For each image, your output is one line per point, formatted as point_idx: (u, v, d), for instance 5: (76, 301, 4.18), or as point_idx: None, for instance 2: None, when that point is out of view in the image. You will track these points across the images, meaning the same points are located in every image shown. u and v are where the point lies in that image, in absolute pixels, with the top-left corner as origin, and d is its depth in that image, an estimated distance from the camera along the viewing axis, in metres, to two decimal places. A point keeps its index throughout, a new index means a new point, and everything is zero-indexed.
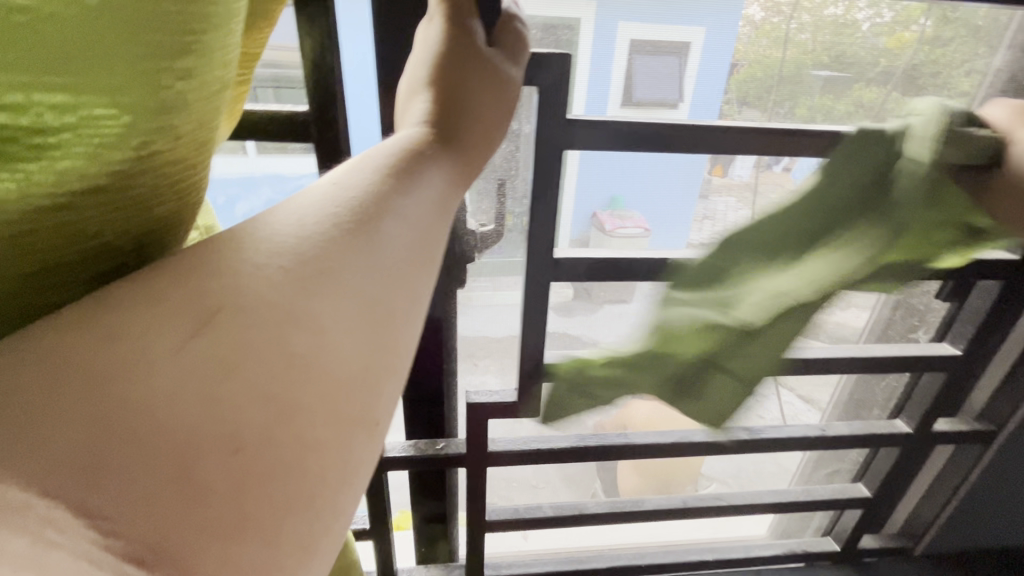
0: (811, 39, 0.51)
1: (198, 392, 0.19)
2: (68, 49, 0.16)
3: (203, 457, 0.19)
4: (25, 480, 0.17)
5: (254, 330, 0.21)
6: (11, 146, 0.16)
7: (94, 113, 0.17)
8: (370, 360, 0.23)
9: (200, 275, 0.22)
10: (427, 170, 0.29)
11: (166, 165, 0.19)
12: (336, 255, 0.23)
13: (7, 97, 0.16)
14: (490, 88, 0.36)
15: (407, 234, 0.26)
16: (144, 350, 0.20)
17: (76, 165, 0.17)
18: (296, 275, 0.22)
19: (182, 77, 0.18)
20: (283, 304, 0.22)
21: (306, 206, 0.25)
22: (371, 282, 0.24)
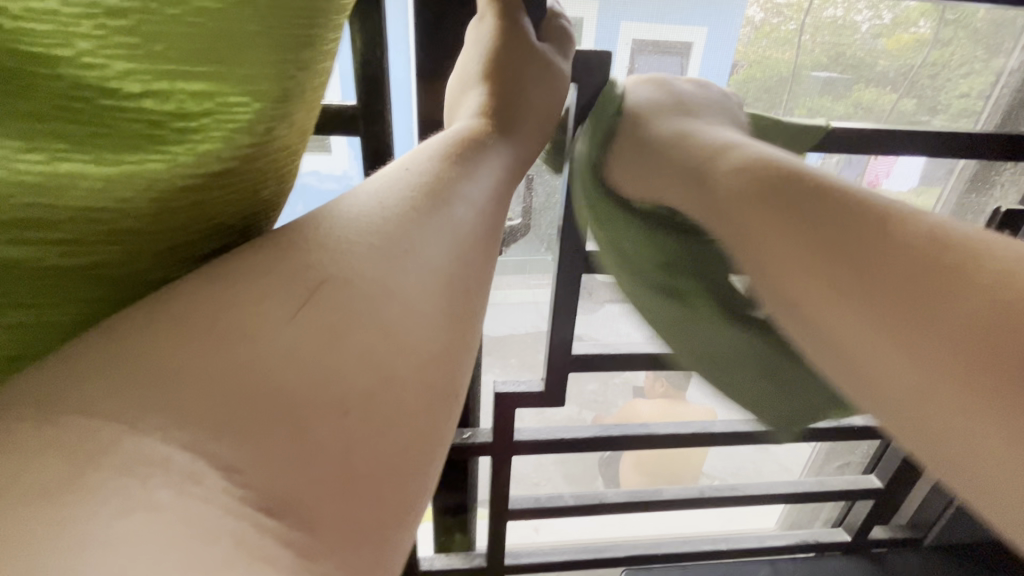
0: (811, 40, 0.53)
1: (307, 357, 0.20)
2: (211, 40, 0.17)
3: (316, 417, 0.19)
4: (157, 433, 0.17)
5: (352, 300, 0.22)
6: (157, 130, 0.18)
7: (228, 99, 0.18)
8: (455, 331, 0.23)
9: (296, 251, 0.23)
10: (486, 159, 0.30)
11: (278, 150, 0.21)
12: (419, 233, 0.24)
13: (154, 84, 0.17)
14: (539, 83, 0.37)
15: (475, 217, 0.27)
16: (254, 316, 0.20)
17: (210, 147, 0.19)
18: (384, 249, 0.23)
19: (303, 68, 0.20)
20: (376, 276, 0.23)
21: (383, 188, 0.26)
22: (449, 260, 0.25)
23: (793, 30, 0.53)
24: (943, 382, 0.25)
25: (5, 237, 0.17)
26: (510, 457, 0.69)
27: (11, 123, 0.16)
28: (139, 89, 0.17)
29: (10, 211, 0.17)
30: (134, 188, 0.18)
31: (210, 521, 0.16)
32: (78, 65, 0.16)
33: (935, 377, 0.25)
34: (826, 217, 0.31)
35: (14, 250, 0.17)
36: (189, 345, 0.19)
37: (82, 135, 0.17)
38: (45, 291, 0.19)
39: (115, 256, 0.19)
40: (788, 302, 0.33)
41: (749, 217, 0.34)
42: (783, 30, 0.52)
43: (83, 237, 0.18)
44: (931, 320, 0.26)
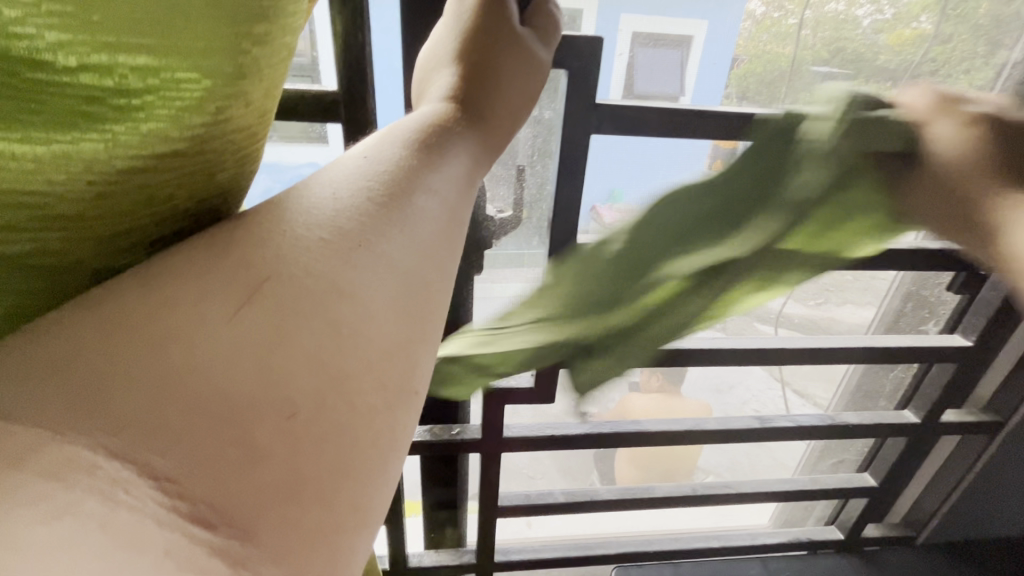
0: (812, 34, 0.48)
1: (246, 359, 0.19)
2: (158, 10, 0.16)
3: (258, 422, 0.18)
4: (87, 440, 0.17)
5: (297, 296, 0.20)
6: (96, 106, 0.16)
7: (176, 76, 0.17)
8: (415, 326, 0.22)
9: (247, 242, 0.21)
10: (453, 145, 0.28)
11: (234, 130, 0.20)
12: (373, 225, 0.23)
13: (90, 57, 0.16)
14: (518, 66, 0.35)
15: (440, 203, 0.25)
16: (195, 315, 0.19)
17: (157, 127, 0.17)
18: (337, 242, 0.22)
19: (259, 43, 0.18)
20: (322, 272, 0.21)
21: (342, 178, 0.24)
22: (405, 252, 0.23)
23: (793, 25, 0.48)
24: None
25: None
26: (499, 454, 0.68)
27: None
28: (73, 63, 0.16)
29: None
30: (75, 168, 0.17)
31: (138, 530, 0.16)
32: (1, 35, 0.15)
33: None
34: None
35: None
36: (124, 347, 0.18)
37: (12, 111, 0.16)
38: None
39: (56, 238, 0.18)
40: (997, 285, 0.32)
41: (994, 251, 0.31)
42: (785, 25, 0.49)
43: (15, 222, 0.17)
44: None
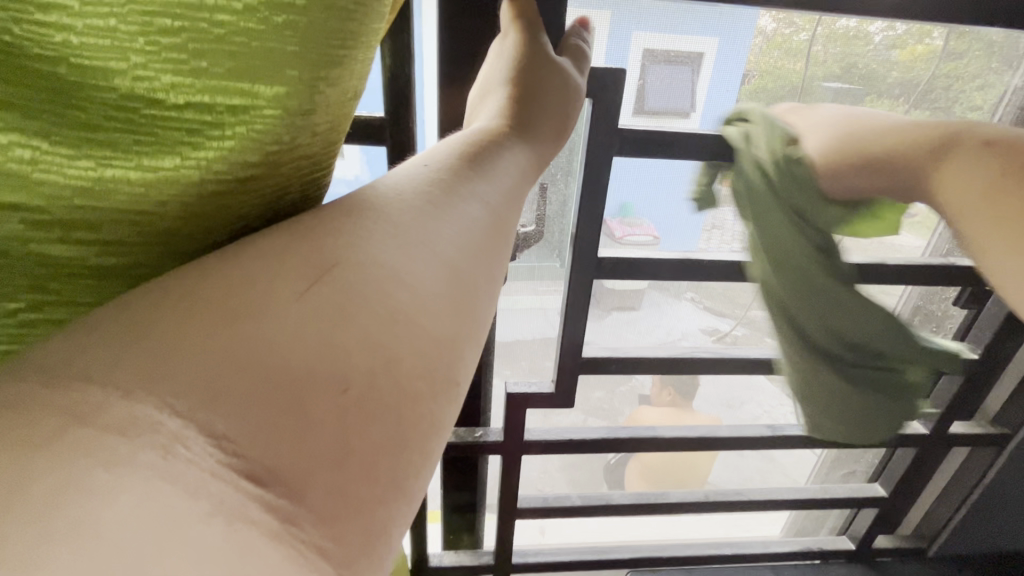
0: (824, 50, 0.54)
1: (309, 336, 0.21)
2: (252, 59, 0.19)
3: (317, 390, 0.20)
4: (157, 401, 0.18)
5: (360, 286, 0.23)
6: (196, 137, 0.19)
7: (261, 111, 0.20)
8: (457, 319, 0.25)
9: (317, 236, 0.24)
10: (502, 158, 0.32)
11: (302, 158, 0.23)
12: (430, 226, 0.26)
13: (194, 96, 0.19)
14: (550, 94, 0.39)
15: (480, 210, 0.28)
16: (265, 295, 0.21)
17: (242, 155, 0.20)
18: (396, 240, 0.25)
19: (332, 84, 0.21)
20: (382, 266, 0.24)
21: (402, 185, 0.27)
22: (454, 252, 0.26)
23: (804, 41, 0.54)
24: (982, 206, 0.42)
25: (50, 236, 0.19)
26: (520, 456, 0.71)
27: (60, 133, 0.18)
28: (179, 101, 0.19)
29: (56, 211, 0.19)
30: (172, 190, 0.20)
31: (193, 482, 0.17)
32: (127, 79, 0.18)
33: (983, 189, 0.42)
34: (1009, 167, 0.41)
35: (51, 249, 0.19)
36: (205, 314, 0.20)
37: (128, 142, 0.19)
38: (77, 279, 0.20)
39: (146, 251, 0.21)
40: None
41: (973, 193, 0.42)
42: (795, 41, 0.54)
43: (123, 237, 0.20)
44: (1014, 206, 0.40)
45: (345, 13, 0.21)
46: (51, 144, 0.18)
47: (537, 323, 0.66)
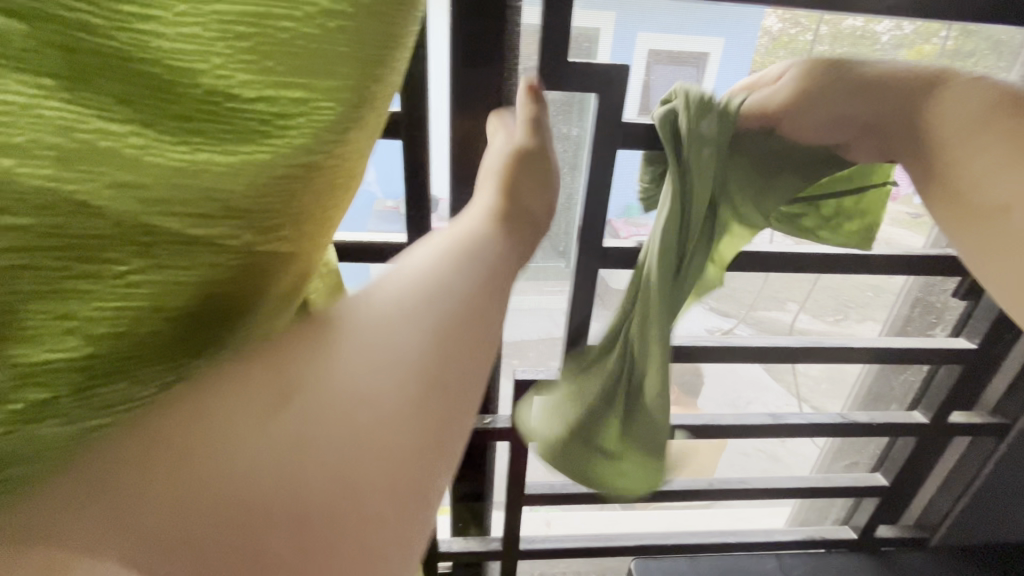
0: (829, 49, 0.56)
1: (265, 472, 0.21)
2: (311, 59, 0.22)
3: (275, 534, 0.21)
4: (112, 556, 0.19)
5: (319, 412, 0.23)
6: (269, 126, 0.22)
7: (319, 104, 0.23)
8: (425, 442, 0.24)
9: (283, 358, 0.24)
10: (494, 244, 0.30)
11: (351, 149, 0.25)
12: (404, 332, 0.25)
13: (265, 92, 0.22)
14: (540, 168, 0.38)
15: (458, 308, 0.26)
16: (223, 430, 0.22)
17: (305, 141, 0.23)
18: (366, 356, 0.24)
19: (377, 80, 0.24)
20: (346, 386, 0.23)
21: (377, 291, 0.26)
22: (428, 361, 0.25)
23: (809, 41, 0.55)
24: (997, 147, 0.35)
25: (154, 211, 0.21)
26: (529, 442, 0.73)
27: (162, 123, 0.20)
28: (254, 94, 0.21)
29: (158, 188, 0.20)
30: (249, 173, 0.22)
31: None
32: (211, 76, 0.21)
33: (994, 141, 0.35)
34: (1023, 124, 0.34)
35: (157, 219, 0.21)
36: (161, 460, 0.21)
37: (214, 130, 0.21)
38: (173, 256, 0.22)
39: (232, 228, 0.22)
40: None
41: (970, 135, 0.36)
42: (801, 41, 0.55)
43: (211, 214, 0.22)
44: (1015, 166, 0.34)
45: (389, 18, 0.24)
46: (155, 134, 0.20)
47: (546, 322, 0.70)
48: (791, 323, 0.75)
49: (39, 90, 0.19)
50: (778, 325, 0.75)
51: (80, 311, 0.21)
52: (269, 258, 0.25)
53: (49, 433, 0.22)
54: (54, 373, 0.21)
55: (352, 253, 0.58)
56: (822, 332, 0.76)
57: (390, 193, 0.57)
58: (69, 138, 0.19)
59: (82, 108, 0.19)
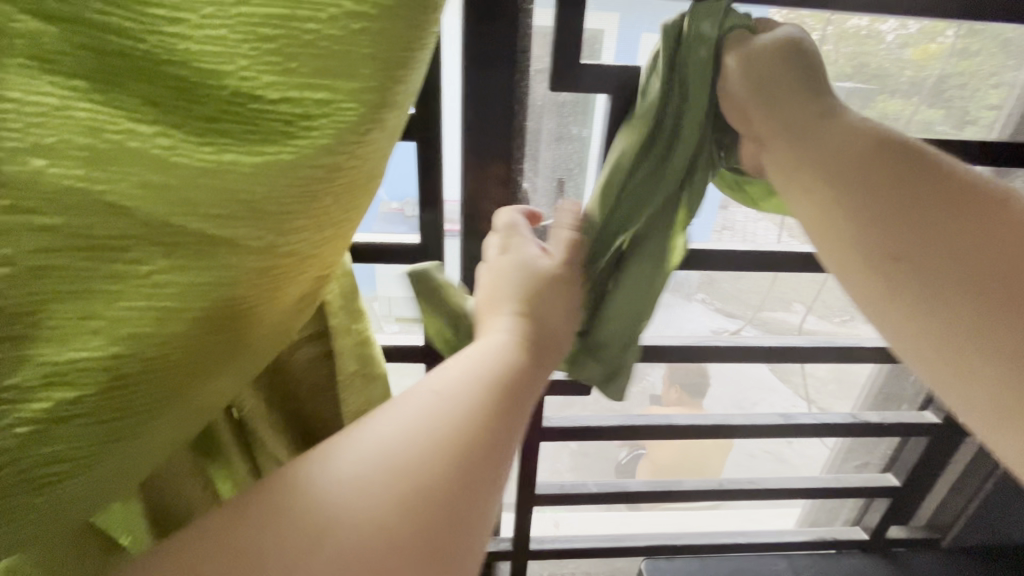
0: (835, 50, 0.57)
1: None
2: (335, 61, 0.22)
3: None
4: None
5: (340, 559, 0.24)
6: (292, 127, 0.22)
7: (342, 105, 0.23)
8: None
9: (309, 491, 0.26)
10: (514, 367, 0.31)
11: (372, 151, 0.25)
12: (423, 478, 0.26)
13: (289, 92, 0.22)
14: (565, 292, 0.39)
15: (461, 442, 0.27)
16: (256, 572, 0.24)
17: (327, 142, 0.23)
18: (387, 502, 0.25)
19: (399, 82, 0.24)
20: (366, 538, 0.25)
21: (402, 421, 0.27)
22: (443, 508, 0.25)
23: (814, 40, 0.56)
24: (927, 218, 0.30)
25: (180, 210, 0.21)
26: (539, 442, 0.73)
27: (189, 124, 0.21)
28: (277, 96, 0.22)
29: (185, 189, 0.21)
30: (273, 174, 0.22)
31: None
32: (236, 78, 0.21)
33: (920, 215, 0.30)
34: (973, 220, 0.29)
35: (182, 221, 0.21)
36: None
37: (239, 131, 0.21)
38: (197, 256, 0.22)
39: (254, 230, 0.23)
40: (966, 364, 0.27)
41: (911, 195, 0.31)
42: None
43: (235, 214, 0.22)
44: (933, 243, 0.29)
45: (412, 19, 0.24)
46: (183, 135, 0.21)
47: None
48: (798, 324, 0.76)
49: (73, 92, 0.19)
50: (786, 326, 0.76)
51: (104, 312, 0.21)
52: (291, 261, 0.25)
53: (71, 433, 0.22)
54: (80, 373, 0.21)
55: (365, 255, 0.59)
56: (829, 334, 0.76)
57: (394, 196, 0.57)
58: (102, 139, 0.19)
59: (113, 110, 0.20)
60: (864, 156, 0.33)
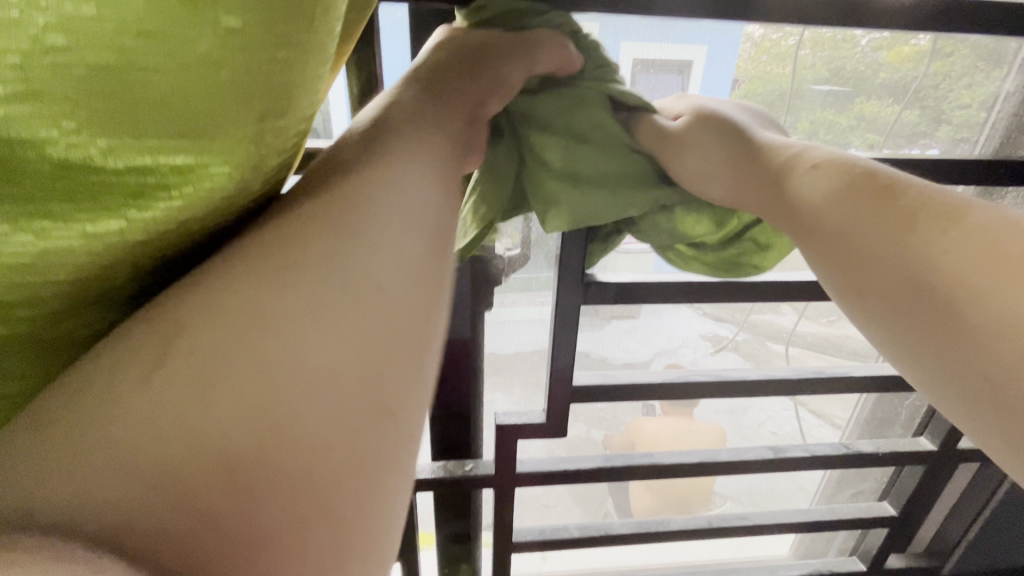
0: (812, 54, 0.54)
1: (273, 350, 0.21)
2: (193, 113, 0.18)
3: (284, 484, 0.19)
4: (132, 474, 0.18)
5: (315, 274, 0.23)
6: (140, 199, 0.19)
7: (205, 170, 0.19)
8: (416, 267, 0.25)
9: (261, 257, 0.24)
10: (440, 133, 0.34)
11: (253, 205, 0.22)
12: (378, 208, 0.26)
13: (137, 159, 0.18)
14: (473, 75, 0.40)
15: (384, 208, 0.26)
16: (221, 337, 0.21)
17: (186, 210, 0.20)
18: (349, 231, 0.25)
19: (278, 133, 0.20)
20: (339, 253, 0.24)
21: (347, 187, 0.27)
22: (403, 223, 0.26)
23: (793, 45, 0.53)
24: (885, 230, 0.32)
25: None
26: (513, 488, 0.68)
27: (5, 209, 0.18)
28: (120, 166, 0.18)
29: None
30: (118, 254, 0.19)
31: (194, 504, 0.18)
32: (60, 147, 0.17)
33: (880, 238, 0.32)
34: (913, 203, 0.32)
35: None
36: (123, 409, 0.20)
37: (74, 211, 0.18)
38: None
39: None
40: (985, 373, 0.26)
41: (846, 214, 0.34)
42: (784, 45, 0.53)
43: None
44: (894, 262, 0.31)
45: (277, 62, 0.19)
46: None
47: (535, 335, 0.64)
48: (791, 330, 0.76)
49: None
50: (776, 329, 0.76)
51: None
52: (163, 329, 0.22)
53: None
54: None
55: None
56: (817, 336, 0.75)
57: None
58: None
59: None
60: (845, 189, 0.35)
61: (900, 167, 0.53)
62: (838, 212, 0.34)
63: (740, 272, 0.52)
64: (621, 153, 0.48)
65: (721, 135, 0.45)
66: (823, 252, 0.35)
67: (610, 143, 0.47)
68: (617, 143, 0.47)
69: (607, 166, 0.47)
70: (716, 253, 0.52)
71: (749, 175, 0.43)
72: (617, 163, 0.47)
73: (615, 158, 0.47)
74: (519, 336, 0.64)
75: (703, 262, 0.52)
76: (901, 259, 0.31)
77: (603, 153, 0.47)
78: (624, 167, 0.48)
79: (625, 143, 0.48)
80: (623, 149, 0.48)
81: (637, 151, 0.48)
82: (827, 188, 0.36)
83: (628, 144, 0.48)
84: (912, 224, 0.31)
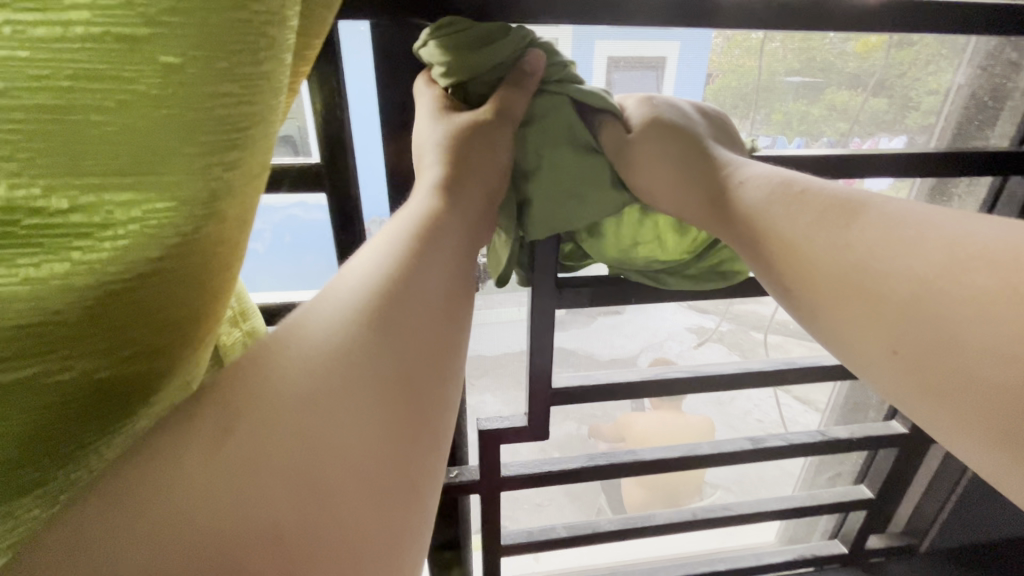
0: (782, 47, 0.55)
1: (270, 463, 0.20)
2: (143, 149, 0.18)
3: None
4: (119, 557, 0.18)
5: (316, 393, 0.22)
6: (88, 240, 0.18)
7: (153, 206, 0.18)
8: (416, 373, 0.24)
9: (255, 367, 0.23)
10: (447, 225, 0.33)
11: (212, 243, 0.21)
12: (387, 312, 0.25)
13: (80, 198, 0.17)
14: (470, 148, 0.41)
15: (386, 305, 0.25)
16: (213, 443, 0.20)
17: (137, 249, 0.18)
18: (355, 339, 0.23)
19: (229, 168, 0.20)
20: (337, 359, 0.23)
21: (353, 286, 0.26)
22: (407, 331, 0.25)
23: (762, 39, 0.54)
24: (823, 233, 0.32)
25: None
26: (499, 492, 0.69)
27: None
28: (66, 205, 0.17)
29: None
30: (66, 298, 0.17)
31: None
32: (2, 189, 0.16)
33: (805, 236, 0.32)
34: (870, 221, 0.30)
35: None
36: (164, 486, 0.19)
37: (14, 255, 0.17)
38: None
39: (60, 361, 0.18)
40: (896, 349, 0.27)
41: (773, 215, 0.35)
42: (754, 40, 0.54)
43: (23, 352, 0.17)
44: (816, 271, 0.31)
45: (222, 96, 0.19)
46: None
47: (517, 335, 0.63)
48: (769, 321, 0.76)
49: None
50: (756, 319, 0.76)
51: None
52: (124, 386, 0.21)
53: None
54: None
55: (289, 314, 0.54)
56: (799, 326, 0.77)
57: (377, 211, 0.51)
58: None
59: None
60: (775, 191, 0.36)
61: (858, 161, 0.55)
62: (762, 214, 0.36)
63: (723, 280, 0.52)
64: (578, 152, 0.46)
65: (672, 142, 0.45)
66: (760, 261, 0.36)
67: (569, 141, 0.46)
68: (577, 142, 0.46)
69: (562, 163, 0.46)
70: (697, 265, 0.52)
71: (688, 180, 0.43)
72: (574, 161, 0.46)
73: (573, 155, 0.46)
74: (499, 340, 0.64)
75: (687, 276, 0.52)
76: (833, 264, 0.31)
77: (561, 151, 0.46)
78: (584, 164, 0.46)
79: (584, 140, 0.46)
80: (584, 146, 0.47)
81: (595, 148, 0.47)
82: (765, 192, 0.36)
83: (588, 141, 0.47)
84: (824, 226, 0.32)
